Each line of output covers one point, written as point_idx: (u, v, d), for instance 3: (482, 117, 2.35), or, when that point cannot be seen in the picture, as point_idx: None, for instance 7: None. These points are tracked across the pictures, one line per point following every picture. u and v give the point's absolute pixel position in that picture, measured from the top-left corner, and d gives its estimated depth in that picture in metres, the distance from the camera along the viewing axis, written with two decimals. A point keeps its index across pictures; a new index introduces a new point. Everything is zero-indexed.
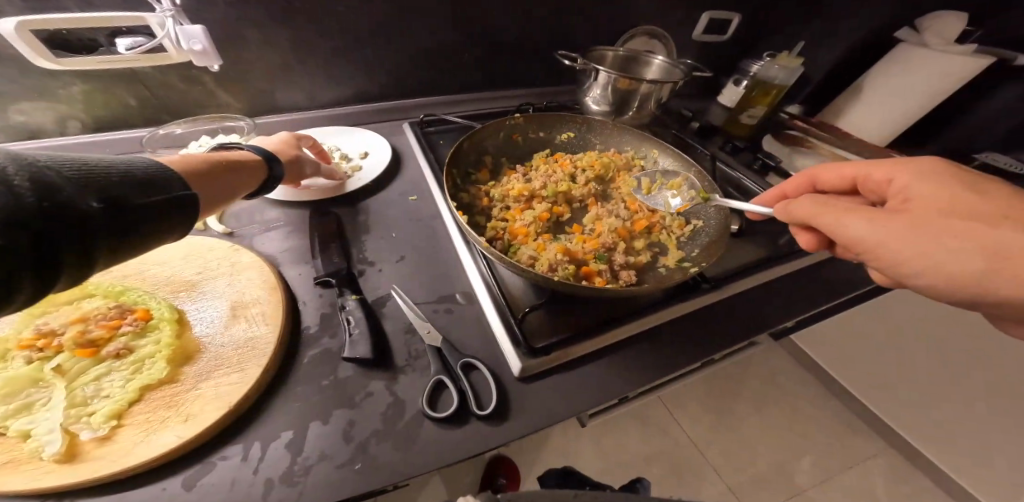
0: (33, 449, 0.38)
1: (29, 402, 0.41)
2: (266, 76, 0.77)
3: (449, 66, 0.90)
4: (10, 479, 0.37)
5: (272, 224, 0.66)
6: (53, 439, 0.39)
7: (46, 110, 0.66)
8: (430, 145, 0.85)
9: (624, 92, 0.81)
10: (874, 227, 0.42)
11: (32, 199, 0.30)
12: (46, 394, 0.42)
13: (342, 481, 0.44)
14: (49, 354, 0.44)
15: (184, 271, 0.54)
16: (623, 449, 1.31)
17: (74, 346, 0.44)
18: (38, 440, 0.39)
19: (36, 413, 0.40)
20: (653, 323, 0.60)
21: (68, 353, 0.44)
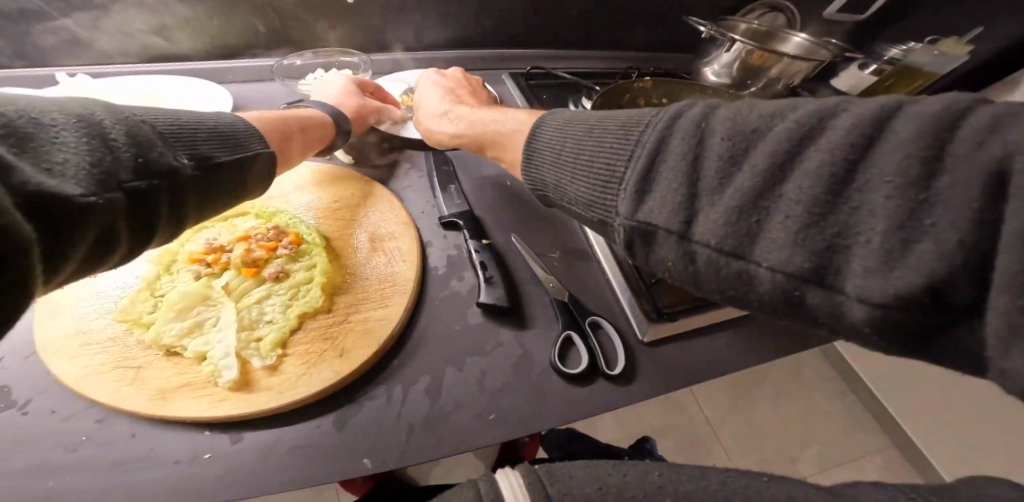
0: (210, 372, 0.39)
1: (202, 320, 0.42)
2: (382, 8, 0.73)
3: (561, 18, 0.85)
4: (191, 403, 0.37)
5: (388, 164, 0.64)
6: (229, 365, 0.39)
7: (168, 31, 0.63)
8: (536, 99, 0.81)
9: (755, 66, 0.74)
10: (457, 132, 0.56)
11: (129, 152, 0.31)
12: (215, 314, 0.43)
13: (480, 430, 0.44)
14: (217, 270, 0.45)
15: (321, 204, 0.54)
16: (641, 423, 1.28)
17: (240, 264, 0.45)
18: (213, 365, 0.39)
19: (209, 334, 0.41)
20: None
21: (234, 272, 0.45)
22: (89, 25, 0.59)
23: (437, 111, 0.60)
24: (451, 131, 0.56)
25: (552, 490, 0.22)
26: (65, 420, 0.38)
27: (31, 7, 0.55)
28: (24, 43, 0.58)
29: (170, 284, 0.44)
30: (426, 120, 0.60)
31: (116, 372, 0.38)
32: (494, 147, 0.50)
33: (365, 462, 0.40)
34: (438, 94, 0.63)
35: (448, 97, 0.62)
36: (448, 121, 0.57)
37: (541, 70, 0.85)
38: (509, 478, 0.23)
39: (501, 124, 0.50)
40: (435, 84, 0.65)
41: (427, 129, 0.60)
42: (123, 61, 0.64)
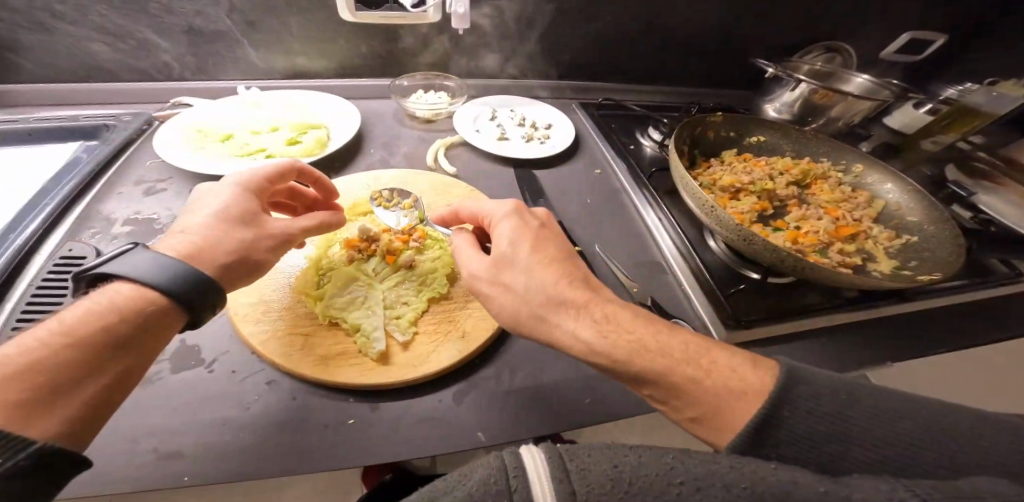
0: (364, 341, 0.47)
1: (353, 297, 0.50)
2: (483, 40, 0.84)
3: (635, 54, 0.94)
4: (347, 367, 0.45)
5: (486, 174, 0.72)
6: (379, 337, 0.47)
7: (314, 53, 0.73)
8: (609, 125, 0.89)
9: (818, 103, 0.80)
10: (482, 270, 0.44)
11: None
12: (362, 293, 0.51)
13: (579, 413, 0.49)
14: (365, 257, 0.54)
15: (408, 217, 0.59)
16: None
17: (383, 252, 0.54)
18: (367, 336, 0.47)
19: (361, 309, 0.49)
20: (861, 318, 0.60)
21: (378, 259, 0.54)
22: (258, 45, 0.70)
23: (516, 293, 0.41)
24: (548, 341, 0.40)
25: (573, 465, 0.21)
26: (241, 384, 0.46)
27: (222, 29, 0.66)
28: (206, 60, 0.69)
29: (329, 264, 0.53)
30: (501, 299, 0.42)
31: (289, 336, 0.46)
32: (642, 382, 0.36)
33: (480, 435, 0.45)
34: (506, 250, 0.44)
35: (528, 259, 0.43)
36: (539, 322, 0.40)
37: (612, 102, 0.94)
38: (531, 453, 0.21)
39: (585, 326, 0.38)
40: (504, 227, 0.46)
41: (505, 320, 0.42)
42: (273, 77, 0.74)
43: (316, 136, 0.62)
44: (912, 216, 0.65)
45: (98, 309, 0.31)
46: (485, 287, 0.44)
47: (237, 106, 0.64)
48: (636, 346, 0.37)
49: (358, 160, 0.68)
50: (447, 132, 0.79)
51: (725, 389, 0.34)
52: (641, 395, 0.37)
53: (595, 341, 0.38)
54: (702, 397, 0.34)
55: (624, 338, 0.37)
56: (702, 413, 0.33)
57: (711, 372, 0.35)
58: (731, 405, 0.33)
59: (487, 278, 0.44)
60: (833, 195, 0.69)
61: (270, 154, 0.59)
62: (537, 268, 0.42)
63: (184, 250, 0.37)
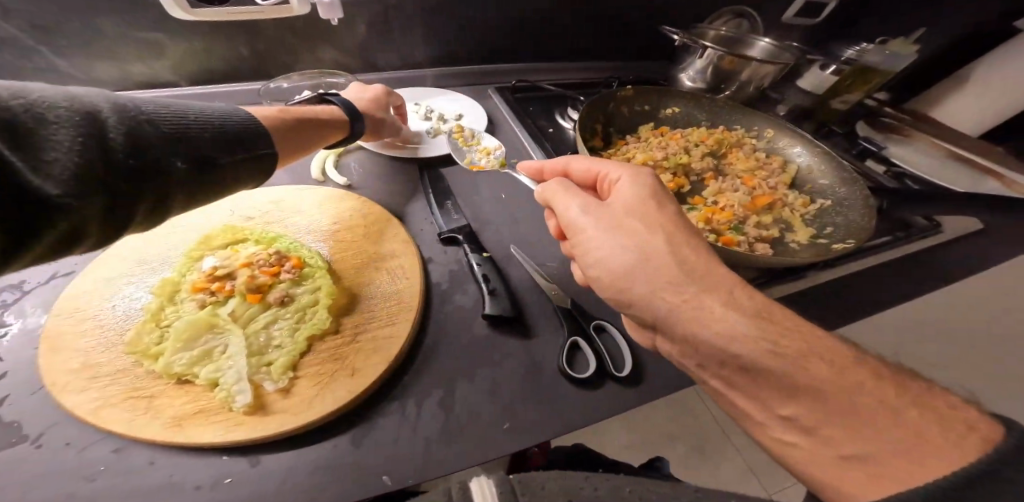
0: (224, 397, 0.39)
1: (209, 348, 0.42)
2: (367, 28, 0.75)
3: (542, 31, 0.88)
4: (203, 428, 0.37)
5: (385, 180, 0.65)
6: (242, 390, 0.39)
7: (153, 56, 0.62)
8: (523, 111, 0.83)
9: (726, 70, 0.78)
10: (593, 219, 0.39)
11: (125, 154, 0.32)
12: (222, 342, 0.43)
13: (494, 440, 0.44)
14: (223, 299, 0.45)
15: (488, 160, 0.71)
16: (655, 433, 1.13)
17: (245, 290, 0.45)
18: (226, 390, 0.39)
19: (218, 362, 0.41)
20: (780, 294, 0.58)
21: (239, 299, 0.46)
22: (71, 52, 0.57)
23: (654, 243, 0.36)
24: (685, 316, 0.33)
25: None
26: (80, 454, 0.36)
27: (4, 35, 0.54)
28: (3, 74, 0.56)
29: (174, 314, 0.44)
30: (620, 243, 0.37)
31: (128, 400, 0.38)
32: (796, 398, 0.30)
33: (385, 479, 0.39)
34: (650, 203, 0.39)
35: (671, 222, 0.38)
36: (669, 283, 0.35)
37: (528, 84, 0.87)
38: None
39: (715, 299, 0.33)
40: (633, 184, 0.41)
41: (619, 269, 0.37)
42: (107, 89, 0.62)
43: None
44: (824, 180, 0.64)
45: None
46: (601, 233, 0.38)
47: None
48: (796, 342, 0.31)
49: None
50: None
51: (931, 420, 0.26)
52: (776, 414, 0.31)
53: (724, 314, 0.32)
54: (883, 428, 0.26)
55: (791, 339, 0.31)
56: (870, 451, 0.26)
57: (917, 402, 0.28)
58: (925, 449, 0.25)
59: (604, 228, 0.39)
60: (748, 163, 0.67)
61: None
62: (683, 235, 0.37)
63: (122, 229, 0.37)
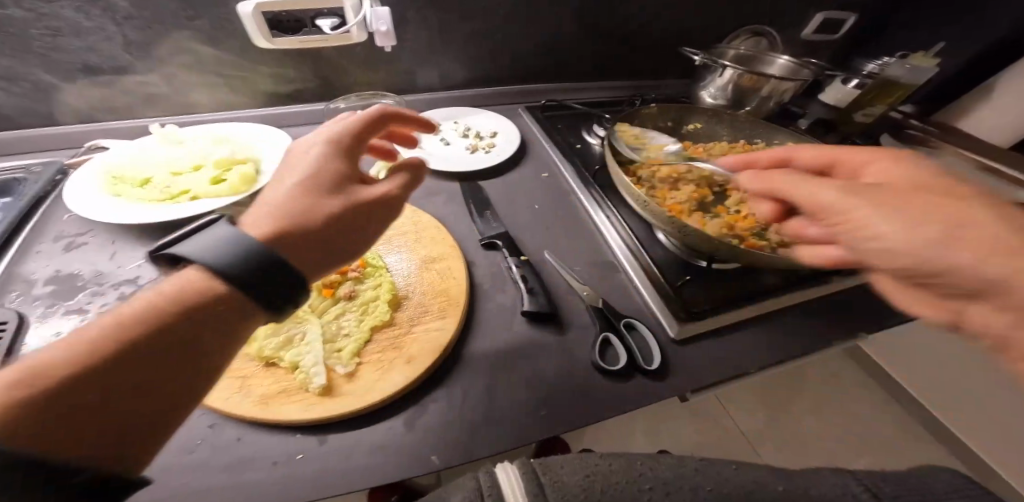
0: (303, 379, 0.46)
1: (292, 335, 0.49)
2: (413, 55, 0.83)
3: (570, 54, 0.95)
4: (289, 405, 0.44)
5: (429, 192, 0.72)
6: (318, 372, 0.46)
7: (233, 83, 0.72)
8: (553, 129, 0.89)
9: (746, 87, 0.83)
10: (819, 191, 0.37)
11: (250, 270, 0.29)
12: (302, 330, 0.50)
13: (534, 426, 0.48)
14: None
15: None
16: (676, 440, 1.29)
17: (320, 286, 0.53)
18: (306, 373, 0.46)
19: (300, 346, 0.48)
20: (804, 299, 0.62)
21: (315, 294, 0.53)
22: (169, 79, 0.68)
23: (959, 215, 0.32)
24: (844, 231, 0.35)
25: (546, 478, 0.23)
26: (183, 430, 0.43)
27: (123, 63, 0.64)
28: (116, 98, 0.67)
29: None
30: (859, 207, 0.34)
31: (225, 379, 0.45)
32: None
33: (434, 458, 0.44)
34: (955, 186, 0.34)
35: (947, 195, 0.34)
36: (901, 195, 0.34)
37: (555, 102, 0.94)
38: (505, 471, 0.24)
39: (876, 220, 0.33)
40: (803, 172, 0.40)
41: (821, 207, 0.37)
42: (196, 109, 0.73)
43: (242, 172, 0.58)
44: None
45: (149, 288, 0.28)
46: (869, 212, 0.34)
47: (154, 145, 0.61)
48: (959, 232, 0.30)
49: None
50: None
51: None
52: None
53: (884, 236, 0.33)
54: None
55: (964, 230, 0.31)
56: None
57: None
58: None
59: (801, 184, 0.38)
60: None
61: (195, 195, 0.57)
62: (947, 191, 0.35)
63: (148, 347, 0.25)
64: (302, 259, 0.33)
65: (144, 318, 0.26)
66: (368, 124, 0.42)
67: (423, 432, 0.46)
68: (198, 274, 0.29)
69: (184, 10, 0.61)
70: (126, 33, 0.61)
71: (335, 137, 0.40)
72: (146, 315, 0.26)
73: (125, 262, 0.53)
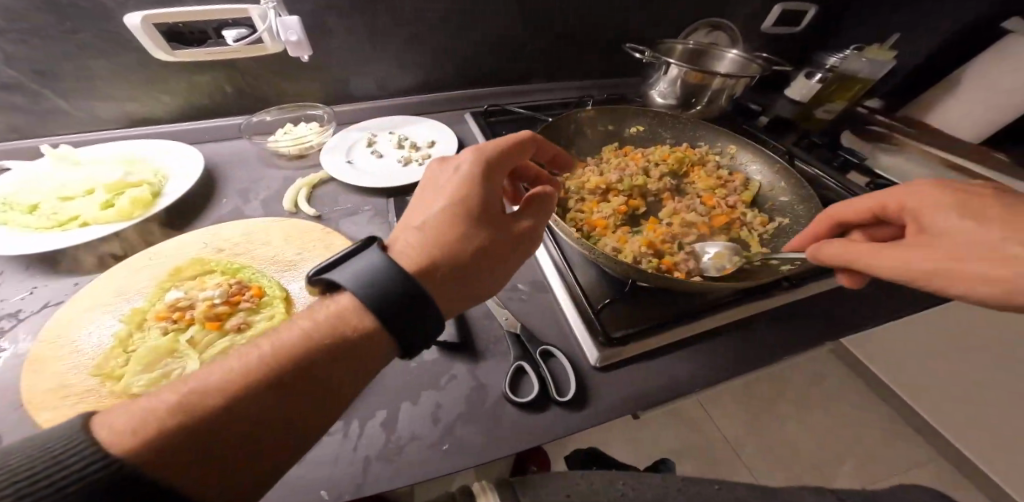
0: None
1: (168, 371, 0.45)
2: (341, 63, 0.79)
3: (515, 56, 0.90)
4: None
5: (352, 210, 0.69)
6: None
7: (145, 98, 0.69)
8: (495, 135, 0.85)
9: (694, 85, 0.77)
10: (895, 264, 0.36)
11: (397, 295, 0.31)
12: (181, 365, 0.46)
13: (430, 462, 0.45)
14: (184, 326, 0.49)
15: None
16: (655, 444, 1.22)
17: (204, 318, 0.49)
18: None
19: None
20: (737, 316, 0.58)
21: (199, 326, 0.49)
22: (71, 95, 0.65)
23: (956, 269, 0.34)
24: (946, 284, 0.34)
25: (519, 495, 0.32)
26: None
27: (11, 80, 0.61)
28: (18, 118, 0.65)
29: (141, 340, 0.47)
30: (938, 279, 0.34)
31: None
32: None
33: (323, 493, 0.42)
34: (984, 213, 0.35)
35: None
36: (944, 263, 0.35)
37: (499, 107, 0.90)
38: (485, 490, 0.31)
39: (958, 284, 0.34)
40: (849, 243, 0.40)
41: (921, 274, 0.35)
42: (108, 126, 0.70)
43: (135, 195, 0.57)
44: (783, 197, 0.64)
45: (305, 315, 0.31)
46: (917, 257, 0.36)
47: (47, 167, 0.59)
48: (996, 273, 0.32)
49: (207, 212, 0.64)
50: (315, 167, 0.75)
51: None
52: None
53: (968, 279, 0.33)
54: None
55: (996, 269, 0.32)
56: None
57: None
58: None
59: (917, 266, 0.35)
60: (708, 181, 0.66)
61: (85, 221, 0.55)
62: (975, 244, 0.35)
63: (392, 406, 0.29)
64: (457, 285, 0.37)
65: (290, 350, 0.29)
66: (513, 148, 0.44)
67: (310, 468, 0.44)
68: (314, 310, 0.32)
69: (65, 25, 0.58)
70: (14, 50, 0.59)
71: (483, 157, 0.42)
72: (296, 345, 0.29)
73: (9, 293, 0.51)
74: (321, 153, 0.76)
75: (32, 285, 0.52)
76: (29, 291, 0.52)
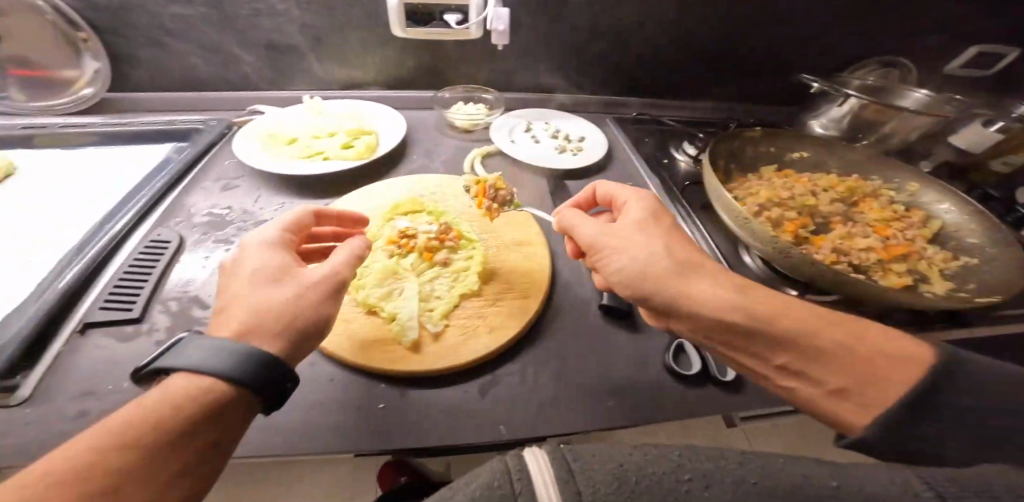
0: (398, 332, 0.50)
1: (393, 290, 0.53)
2: (519, 57, 0.89)
3: (671, 71, 0.95)
4: (386, 356, 0.48)
5: (519, 182, 0.76)
6: (411, 328, 0.50)
7: (365, 65, 0.83)
8: (642, 139, 0.90)
9: (869, 118, 0.77)
10: (613, 238, 0.43)
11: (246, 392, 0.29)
12: (401, 287, 0.54)
13: (602, 416, 0.47)
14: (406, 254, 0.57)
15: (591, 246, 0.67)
16: None
17: (422, 249, 0.58)
18: (402, 325, 0.50)
19: (399, 300, 0.53)
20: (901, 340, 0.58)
21: (416, 256, 0.58)
22: (319, 56, 0.79)
23: (676, 251, 0.41)
24: (767, 316, 0.36)
25: (578, 466, 0.16)
26: None
27: (286, 43, 0.76)
28: (276, 70, 0.80)
29: (370, 261, 0.57)
30: (708, 281, 0.39)
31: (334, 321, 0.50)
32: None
33: (502, 429, 0.44)
34: (653, 211, 0.46)
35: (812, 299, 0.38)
36: (682, 277, 0.40)
37: (647, 116, 0.95)
38: (533, 452, 0.17)
39: (774, 318, 0.36)
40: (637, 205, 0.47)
41: (640, 270, 0.41)
42: (332, 85, 0.85)
43: (367, 141, 0.69)
44: (971, 239, 0.62)
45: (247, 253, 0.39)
46: (615, 247, 0.43)
47: (301, 111, 0.73)
48: (842, 340, 0.34)
49: (403, 163, 0.74)
50: (483, 141, 0.84)
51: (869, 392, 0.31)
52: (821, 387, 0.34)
53: (775, 315, 0.36)
54: (861, 366, 0.32)
55: (777, 314, 0.36)
56: (852, 384, 0.32)
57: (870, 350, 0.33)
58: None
59: (609, 237, 0.44)
60: (883, 213, 0.66)
61: (327, 156, 0.68)
62: (678, 243, 0.43)
63: (237, 325, 0.32)
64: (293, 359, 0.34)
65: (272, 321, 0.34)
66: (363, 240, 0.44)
67: (486, 400, 0.47)
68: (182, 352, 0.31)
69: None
70: (299, 18, 0.74)
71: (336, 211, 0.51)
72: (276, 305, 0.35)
73: (266, 205, 0.62)
74: (489, 130, 0.84)
75: (283, 201, 0.63)
76: (278, 207, 0.63)
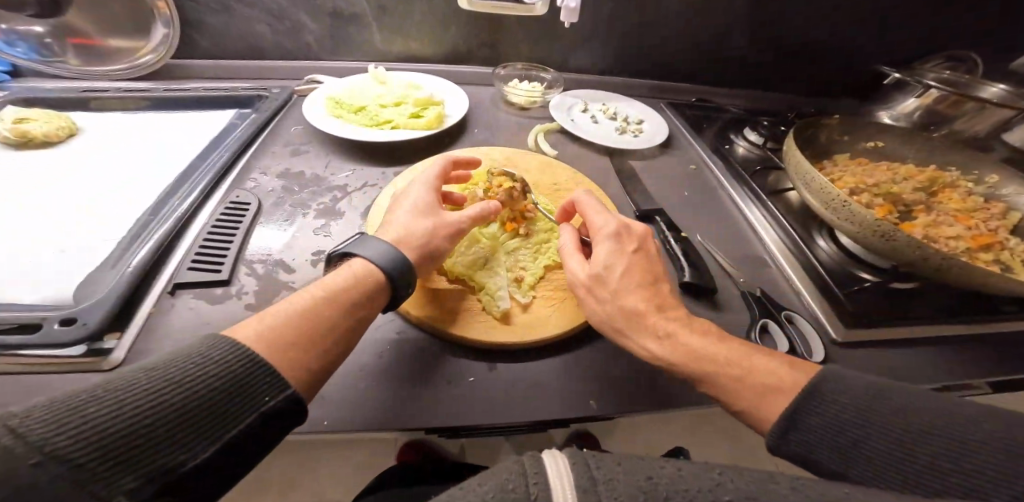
0: (487, 299, 0.49)
1: (476, 258, 0.52)
2: (579, 36, 0.87)
3: (729, 56, 0.94)
4: (474, 323, 0.47)
5: (581, 160, 0.75)
6: (501, 298, 0.49)
7: (427, 39, 0.82)
8: (699, 124, 0.88)
9: (944, 111, 0.77)
10: (588, 287, 0.43)
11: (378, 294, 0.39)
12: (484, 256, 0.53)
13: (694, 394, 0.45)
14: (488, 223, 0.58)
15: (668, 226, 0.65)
16: None
17: (505, 220, 0.58)
18: (492, 295, 0.50)
19: (484, 269, 0.52)
20: (979, 330, 0.57)
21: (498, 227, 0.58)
22: (383, 27, 0.80)
23: (647, 310, 0.40)
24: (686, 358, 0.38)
25: (600, 474, 0.17)
26: (377, 329, 0.46)
27: (355, 12, 0.77)
28: (340, 40, 0.80)
29: None
30: (639, 327, 0.40)
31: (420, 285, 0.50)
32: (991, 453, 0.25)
33: (593, 403, 0.42)
34: (630, 260, 0.44)
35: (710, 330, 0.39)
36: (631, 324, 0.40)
37: (706, 102, 0.93)
38: (553, 458, 0.17)
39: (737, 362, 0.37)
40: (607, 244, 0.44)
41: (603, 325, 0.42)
42: (393, 58, 0.84)
43: (436, 111, 0.69)
44: None
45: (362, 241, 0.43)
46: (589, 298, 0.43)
47: (366, 81, 0.73)
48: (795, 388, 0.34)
49: (465, 136, 0.73)
50: (542, 119, 0.82)
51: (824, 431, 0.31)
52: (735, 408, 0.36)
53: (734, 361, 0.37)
54: (760, 398, 0.34)
55: (736, 363, 0.36)
56: (747, 407, 0.34)
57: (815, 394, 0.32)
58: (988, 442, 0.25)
59: (583, 285, 0.44)
60: (963, 203, 0.64)
61: (395, 125, 0.67)
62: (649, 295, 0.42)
63: (397, 236, 0.44)
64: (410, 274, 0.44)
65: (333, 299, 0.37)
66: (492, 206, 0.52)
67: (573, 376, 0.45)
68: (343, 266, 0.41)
69: None
70: None
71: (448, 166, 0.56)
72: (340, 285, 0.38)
73: (336, 170, 0.62)
74: (548, 109, 0.82)
75: (352, 167, 0.63)
76: (348, 173, 0.62)
